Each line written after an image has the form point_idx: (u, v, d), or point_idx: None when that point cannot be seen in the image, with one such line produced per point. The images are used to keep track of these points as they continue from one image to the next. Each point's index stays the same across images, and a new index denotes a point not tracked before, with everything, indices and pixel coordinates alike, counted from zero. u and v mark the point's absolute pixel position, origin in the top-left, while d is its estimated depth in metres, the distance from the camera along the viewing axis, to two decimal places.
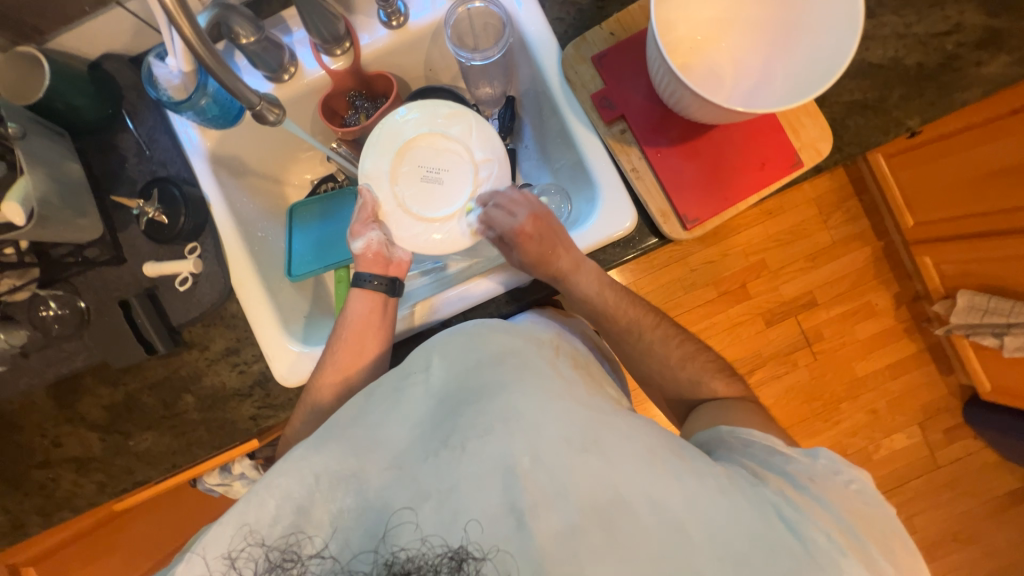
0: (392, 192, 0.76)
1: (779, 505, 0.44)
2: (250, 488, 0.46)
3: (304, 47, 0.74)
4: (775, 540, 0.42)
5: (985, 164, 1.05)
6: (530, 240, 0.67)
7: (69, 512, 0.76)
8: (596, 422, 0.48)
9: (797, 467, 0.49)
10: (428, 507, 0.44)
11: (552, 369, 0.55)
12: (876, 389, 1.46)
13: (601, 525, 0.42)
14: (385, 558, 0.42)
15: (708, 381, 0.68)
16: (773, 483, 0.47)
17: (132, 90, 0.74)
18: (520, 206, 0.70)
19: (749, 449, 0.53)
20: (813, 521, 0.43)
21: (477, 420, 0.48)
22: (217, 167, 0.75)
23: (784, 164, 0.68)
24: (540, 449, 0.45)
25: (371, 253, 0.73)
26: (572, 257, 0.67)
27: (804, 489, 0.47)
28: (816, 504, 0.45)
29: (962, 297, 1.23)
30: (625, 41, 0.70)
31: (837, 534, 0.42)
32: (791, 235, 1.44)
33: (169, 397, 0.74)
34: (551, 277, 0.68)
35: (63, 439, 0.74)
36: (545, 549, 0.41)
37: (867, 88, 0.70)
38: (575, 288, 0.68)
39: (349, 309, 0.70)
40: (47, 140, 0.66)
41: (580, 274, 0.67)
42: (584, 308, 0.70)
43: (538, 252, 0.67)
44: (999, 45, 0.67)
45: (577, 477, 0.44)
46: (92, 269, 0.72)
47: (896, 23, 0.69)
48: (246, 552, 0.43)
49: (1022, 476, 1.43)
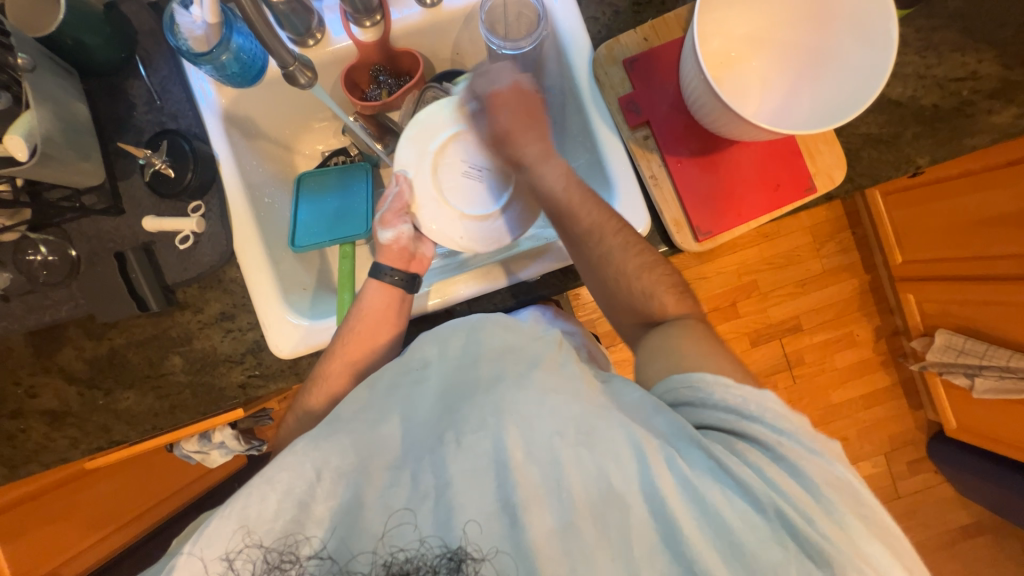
0: (431, 182, 0.75)
1: (762, 486, 0.43)
2: (248, 485, 0.44)
3: (333, 14, 0.73)
4: (765, 531, 0.42)
5: (977, 210, 1.09)
6: (503, 112, 0.67)
7: (37, 467, 0.73)
8: (593, 412, 0.47)
9: (766, 430, 0.47)
10: (426, 506, 0.44)
11: (548, 362, 0.53)
12: (849, 417, 1.51)
13: (596, 522, 0.43)
14: (384, 559, 0.43)
15: (662, 299, 0.63)
16: (754, 459, 0.45)
17: (149, 36, 0.71)
18: (501, 75, 0.68)
19: (707, 411, 0.50)
20: (795, 504, 0.42)
21: (472, 415, 0.48)
22: (229, 127, 0.73)
23: (797, 188, 0.69)
24: (533, 443, 0.45)
25: (399, 246, 0.71)
26: (540, 147, 0.67)
27: (779, 459, 0.45)
28: (792, 477, 0.44)
29: (941, 336, 1.28)
30: (657, 48, 0.70)
31: (822, 520, 0.42)
32: (785, 259, 1.47)
33: (156, 356, 0.71)
34: (512, 157, 0.68)
35: (38, 390, 0.72)
36: (540, 546, 0.42)
37: (882, 123, 0.72)
38: (540, 178, 0.66)
39: (365, 298, 0.68)
40: (54, 76, 0.63)
41: (547, 163, 0.66)
42: (546, 207, 0.66)
43: (509, 125, 0.67)
44: (1010, 97, 0.69)
45: (570, 472, 0.45)
46: (88, 216, 0.69)
47: (917, 63, 0.71)
48: (244, 554, 0.42)
49: (975, 512, 1.49)
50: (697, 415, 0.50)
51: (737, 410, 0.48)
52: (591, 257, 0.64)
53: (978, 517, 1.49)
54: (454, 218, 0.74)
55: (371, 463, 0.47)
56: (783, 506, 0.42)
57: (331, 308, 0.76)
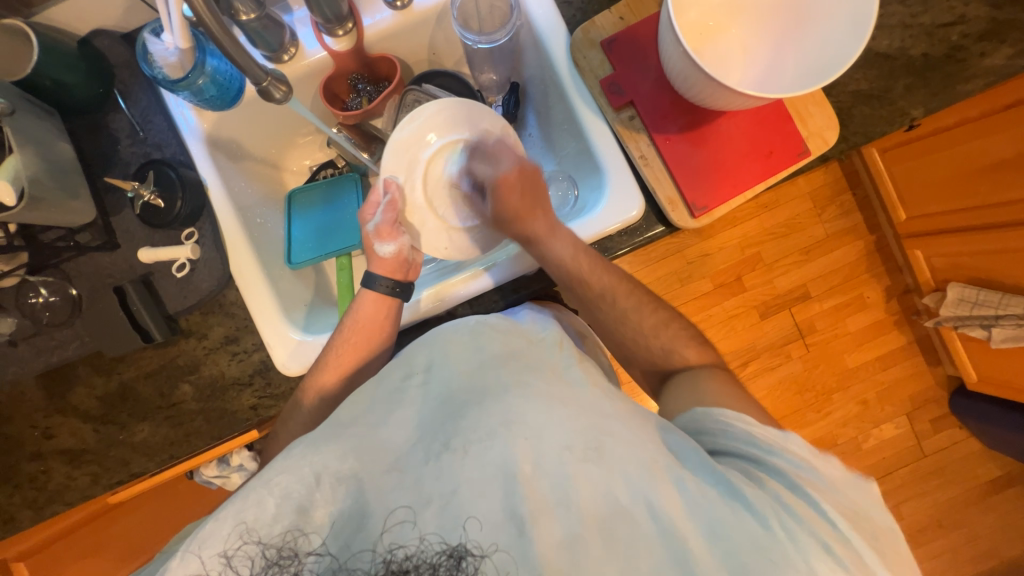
0: (421, 191, 0.76)
1: (776, 510, 0.43)
2: (248, 487, 0.45)
3: (305, 27, 0.72)
4: (773, 548, 0.41)
5: (976, 158, 1.07)
6: (509, 193, 0.67)
7: (62, 506, 0.74)
8: (601, 427, 0.47)
9: (785, 463, 0.47)
10: (430, 509, 0.43)
11: (552, 373, 0.53)
12: (866, 380, 1.49)
13: (602, 536, 0.42)
14: (383, 556, 0.41)
15: (679, 349, 0.66)
16: (770, 487, 0.45)
17: (125, 69, 0.71)
18: (504, 154, 0.70)
19: (727, 441, 0.51)
20: (807, 529, 0.42)
21: (478, 424, 0.47)
22: (213, 150, 0.73)
23: (791, 152, 0.68)
24: (543, 455, 0.45)
25: (399, 258, 0.71)
26: (547, 221, 0.66)
27: (797, 489, 0.45)
28: (807, 507, 0.44)
29: (953, 289, 1.25)
30: (635, 25, 0.69)
31: (834, 545, 0.42)
32: (786, 228, 1.45)
33: (166, 386, 0.72)
34: (521, 236, 0.67)
35: (54, 430, 0.72)
36: (546, 558, 0.41)
37: (873, 78, 0.70)
38: (549, 253, 0.66)
39: (358, 309, 0.68)
40: (37, 118, 0.63)
41: (553, 239, 0.65)
42: (556, 275, 0.66)
43: (517, 207, 0.67)
44: (1001, 37, 0.67)
45: (579, 487, 0.43)
46: (85, 254, 0.69)
47: (902, 13, 0.69)
48: (242, 551, 0.41)
49: (1005, 463, 1.47)
50: (714, 442, 0.52)
51: (758, 444, 0.49)
52: (619, 312, 0.68)
53: (1008, 469, 1.47)
54: (442, 229, 0.75)
55: (374, 468, 0.46)
56: (791, 524, 0.42)
57: (331, 323, 0.75)
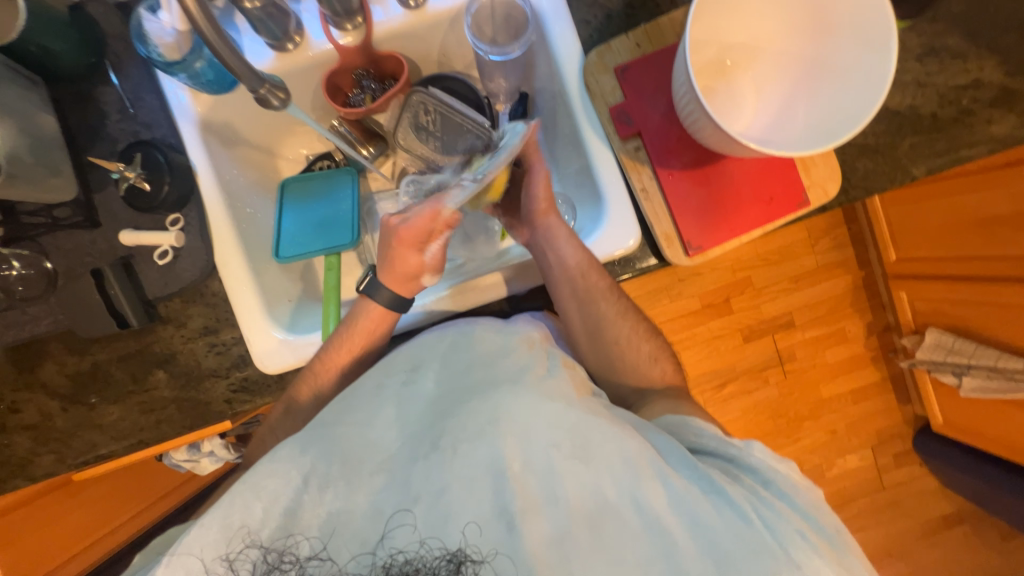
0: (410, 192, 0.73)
1: (754, 505, 0.44)
2: (233, 490, 0.44)
3: (311, 15, 0.70)
4: (759, 543, 0.41)
5: (971, 211, 1.08)
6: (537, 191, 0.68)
7: (21, 482, 0.72)
8: (585, 423, 0.47)
9: (757, 461, 0.48)
10: (420, 507, 0.43)
11: (539, 369, 0.52)
12: (838, 412, 1.52)
13: (590, 530, 0.42)
14: (384, 560, 0.41)
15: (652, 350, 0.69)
16: (746, 482, 0.47)
17: (119, 40, 0.68)
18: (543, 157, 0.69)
19: (703, 442, 0.52)
20: (788, 521, 0.43)
21: (467, 423, 0.46)
22: (206, 135, 0.71)
23: (792, 202, 0.68)
24: (531, 453, 0.45)
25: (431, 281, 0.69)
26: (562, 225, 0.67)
27: (769, 485, 0.47)
28: (781, 500, 0.45)
29: (930, 335, 1.28)
30: (650, 55, 0.68)
31: (809, 533, 0.43)
32: (777, 256, 1.46)
33: (140, 371, 0.71)
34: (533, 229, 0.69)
35: (20, 405, 0.71)
36: (535, 552, 0.41)
37: (880, 132, 0.70)
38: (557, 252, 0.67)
39: (354, 320, 0.65)
40: (16, 86, 0.60)
41: (563, 239, 0.66)
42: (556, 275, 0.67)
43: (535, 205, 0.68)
44: (1010, 105, 0.67)
45: (566, 483, 0.44)
46: (60, 229, 0.67)
47: (917, 71, 0.69)
48: (243, 554, 0.42)
49: (957, 501, 1.53)
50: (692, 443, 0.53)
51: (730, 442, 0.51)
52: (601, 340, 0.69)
53: (959, 507, 1.53)
54: None
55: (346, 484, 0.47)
56: (772, 521, 0.43)
57: (316, 322, 0.75)
